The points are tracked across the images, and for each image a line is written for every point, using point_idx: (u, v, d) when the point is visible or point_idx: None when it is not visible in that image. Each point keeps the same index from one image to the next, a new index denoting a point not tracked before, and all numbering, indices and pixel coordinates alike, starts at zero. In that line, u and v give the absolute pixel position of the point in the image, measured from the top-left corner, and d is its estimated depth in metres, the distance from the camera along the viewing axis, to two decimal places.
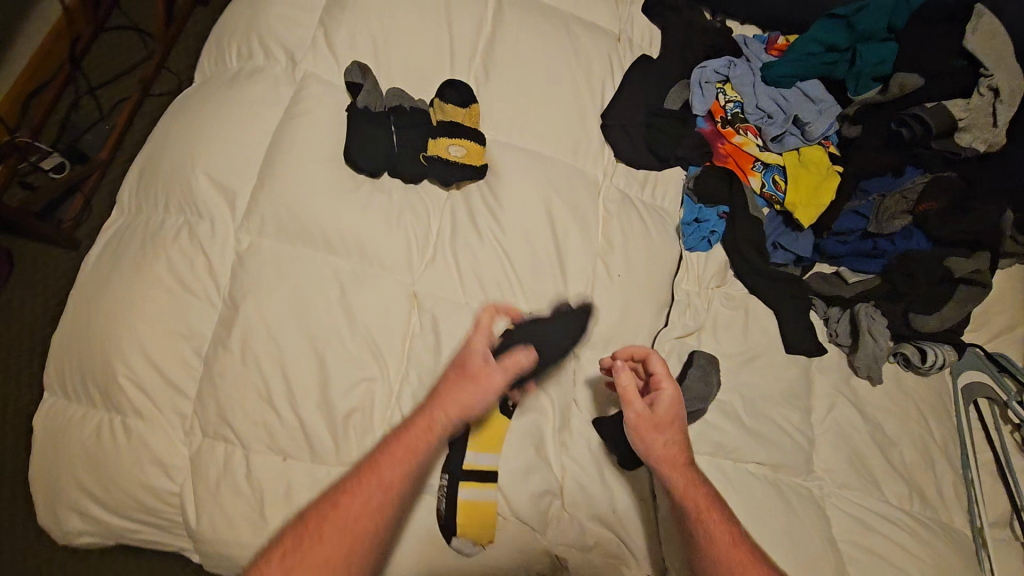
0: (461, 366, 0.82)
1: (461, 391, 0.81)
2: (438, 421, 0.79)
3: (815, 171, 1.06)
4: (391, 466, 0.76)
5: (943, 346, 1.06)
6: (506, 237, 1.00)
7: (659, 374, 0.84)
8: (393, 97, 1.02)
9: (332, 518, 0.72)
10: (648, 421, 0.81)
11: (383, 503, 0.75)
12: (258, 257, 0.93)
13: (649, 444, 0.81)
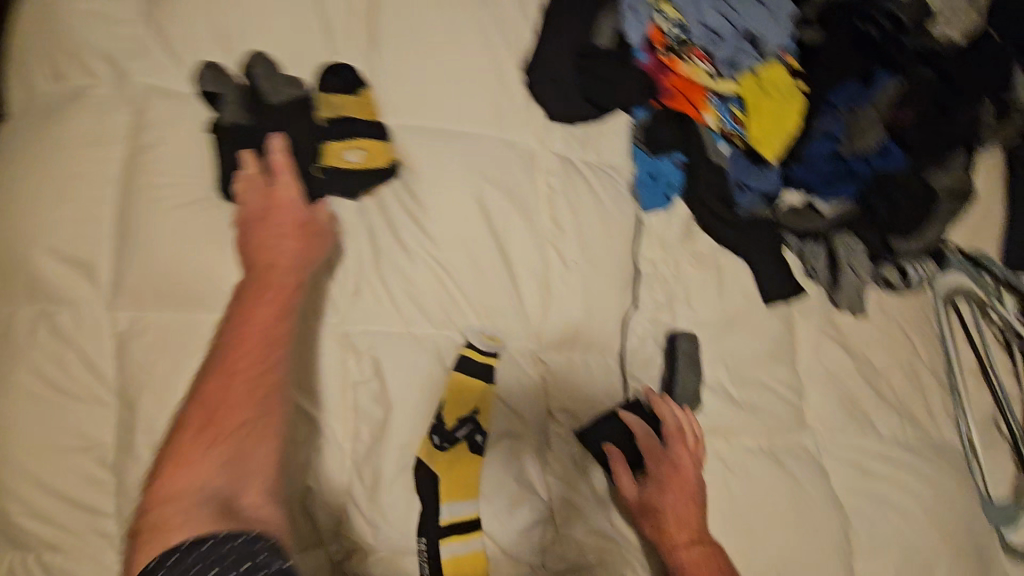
0: (278, 178, 0.78)
1: (285, 206, 0.76)
2: (277, 268, 0.73)
3: (776, 95, 0.93)
4: (246, 328, 0.69)
5: (922, 262, 1.00)
6: (438, 247, 0.84)
7: (652, 452, 0.83)
8: (268, 91, 0.82)
9: (202, 407, 0.65)
10: (640, 505, 0.81)
11: (262, 389, 0.68)
12: (143, 337, 0.76)
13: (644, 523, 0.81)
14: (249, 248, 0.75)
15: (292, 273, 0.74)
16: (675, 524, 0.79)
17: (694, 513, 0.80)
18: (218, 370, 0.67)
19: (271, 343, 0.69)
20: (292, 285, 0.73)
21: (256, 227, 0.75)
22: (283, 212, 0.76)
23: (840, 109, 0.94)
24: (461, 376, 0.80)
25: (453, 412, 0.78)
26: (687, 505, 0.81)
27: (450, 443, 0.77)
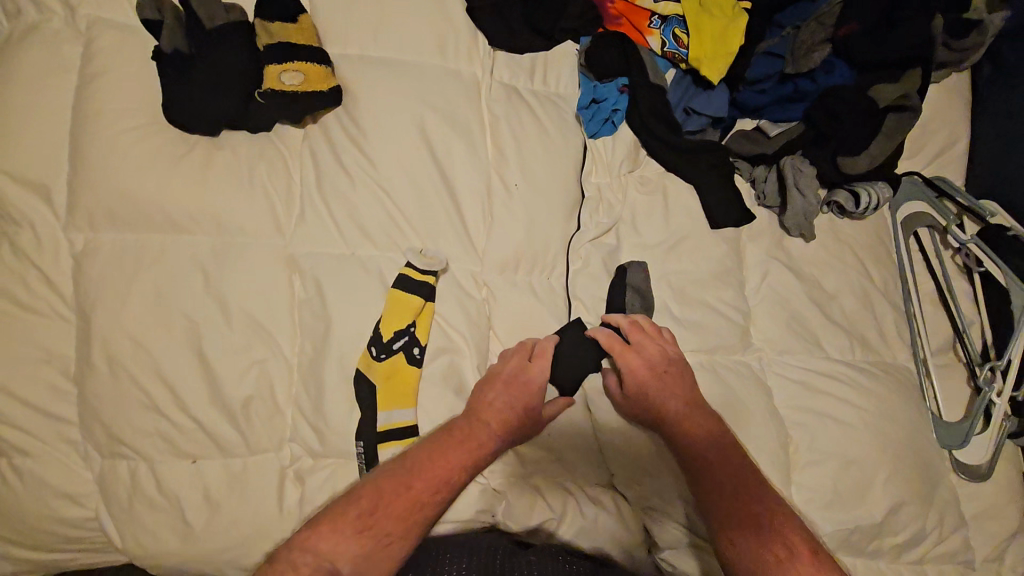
0: (539, 354, 0.82)
1: (523, 386, 0.80)
2: (485, 421, 0.77)
3: (720, 15, 0.91)
4: (446, 456, 0.72)
5: (878, 185, 0.98)
6: (380, 170, 0.87)
7: (622, 349, 0.84)
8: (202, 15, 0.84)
9: (398, 497, 0.68)
10: (626, 399, 0.83)
11: (432, 499, 0.70)
12: (99, 257, 0.80)
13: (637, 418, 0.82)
14: (481, 396, 0.79)
15: (495, 433, 0.76)
16: (665, 408, 0.80)
17: (680, 383, 0.82)
18: (418, 460, 0.71)
19: (471, 469, 0.73)
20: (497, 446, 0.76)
21: (484, 387, 0.80)
22: (523, 374, 0.81)
23: (784, 27, 0.94)
24: (396, 291, 0.82)
25: (389, 324, 0.81)
26: (671, 390, 0.81)
27: (388, 354, 0.80)
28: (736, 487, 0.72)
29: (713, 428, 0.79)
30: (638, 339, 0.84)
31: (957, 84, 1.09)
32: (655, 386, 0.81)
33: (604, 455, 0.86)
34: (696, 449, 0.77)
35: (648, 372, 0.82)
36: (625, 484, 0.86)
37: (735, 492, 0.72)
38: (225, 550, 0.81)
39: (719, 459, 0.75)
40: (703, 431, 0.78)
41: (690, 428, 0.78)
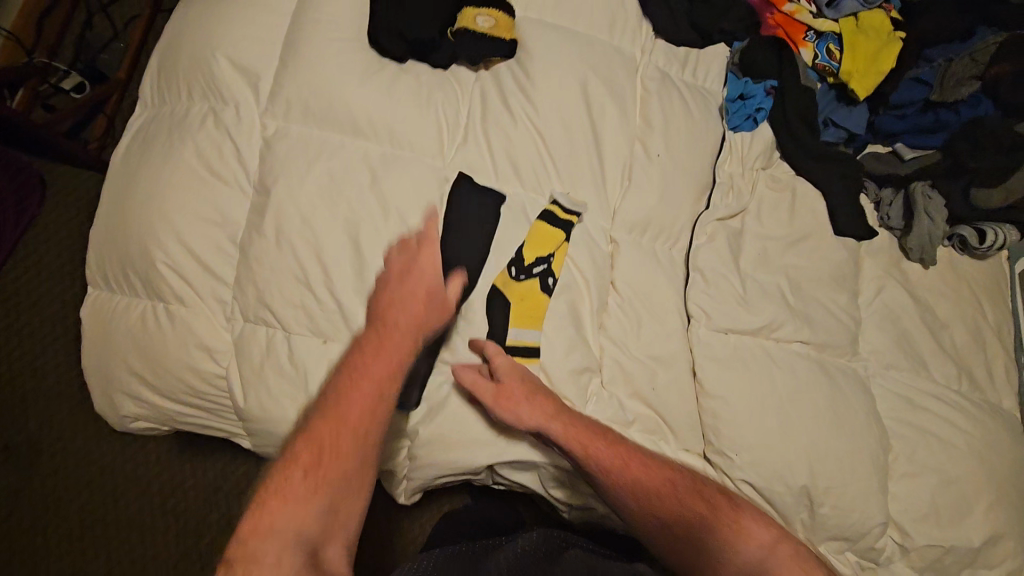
0: (426, 240, 0.78)
1: (426, 266, 0.77)
2: (390, 320, 0.73)
3: (875, 38, 0.98)
4: (366, 369, 0.68)
5: (1005, 227, 0.99)
6: (541, 118, 0.95)
7: (504, 366, 0.80)
8: None
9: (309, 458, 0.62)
10: (495, 396, 0.79)
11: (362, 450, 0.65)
12: (287, 141, 0.90)
13: (513, 422, 0.78)
14: (388, 264, 0.78)
15: (408, 323, 0.73)
16: (542, 403, 0.79)
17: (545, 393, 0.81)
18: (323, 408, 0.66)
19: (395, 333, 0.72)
20: (415, 325, 0.74)
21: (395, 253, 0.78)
22: (425, 271, 0.77)
23: (934, 59, 0.98)
24: (544, 224, 0.89)
25: (532, 250, 0.87)
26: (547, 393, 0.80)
27: (525, 276, 0.86)
28: (637, 470, 0.76)
29: (598, 426, 0.80)
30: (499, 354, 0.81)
31: None
32: (526, 407, 0.79)
33: (702, 422, 0.87)
34: (596, 446, 0.77)
35: (518, 368, 0.81)
36: (719, 456, 0.85)
37: (641, 473, 0.76)
38: None
39: (616, 451, 0.77)
40: (624, 464, 0.76)
41: (580, 429, 0.78)
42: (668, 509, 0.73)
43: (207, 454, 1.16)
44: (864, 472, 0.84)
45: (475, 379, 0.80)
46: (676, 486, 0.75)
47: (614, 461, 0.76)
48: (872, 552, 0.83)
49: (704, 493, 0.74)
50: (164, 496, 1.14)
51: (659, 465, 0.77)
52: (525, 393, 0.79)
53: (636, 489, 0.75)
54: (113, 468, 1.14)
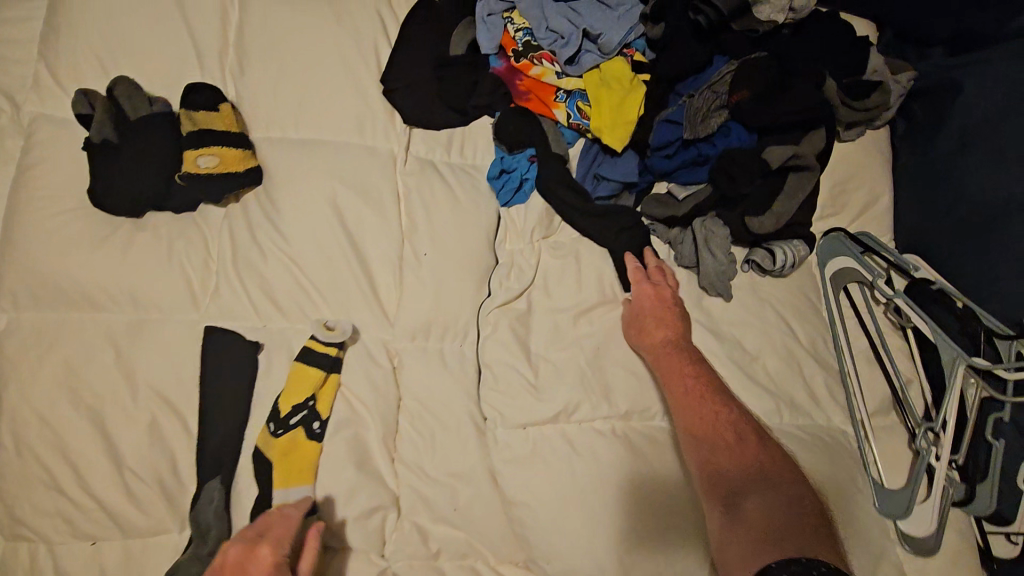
0: (271, 533, 0.68)
1: (257, 567, 0.63)
2: None
3: (618, 88, 0.95)
4: None
5: (793, 243, 0.98)
6: (293, 246, 0.90)
7: (645, 286, 0.93)
8: (126, 104, 0.90)
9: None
10: (636, 322, 0.91)
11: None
12: (16, 334, 0.83)
13: (639, 343, 0.90)
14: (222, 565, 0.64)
15: None
16: (653, 323, 0.90)
17: (672, 314, 0.91)
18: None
19: None
20: None
21: (242, 561, 0.64)
22: (258, 548, 0.65)
23: (683, 95, 0.97)
24: (300, 364, 0.83)
25: (288, 399, 0.82)
26: (651, 314, 0.91)
27: (284, 429, 0.80)
28: (698, 402, 0.83)
29: (692, 354, 0.89)
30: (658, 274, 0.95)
31: (876, 142, 1.09)
32: (656, 314, 0.91)
33: (514, 530, 0.83)
34: (682, 371, 0.86)
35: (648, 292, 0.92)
36: (535, 564, 0.82)
37: (704, 406, 0.83)
38: None
39: (691, 384, 0.85)
40: (693, 380, 0.86)
41: (665, 354, 0.88)
42: (711, 443, 0.80)
43: None
44: (681, 544, 0.82)
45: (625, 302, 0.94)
46: (727, 426, 0.81)
47: (684, 390, 0.85)
48: None
49: (749, 440, 0.79)
50: None
51: (723, 400, 0.84)
52: (646, 305, 0.91)
53: (686, 414, 0.83)
54: None
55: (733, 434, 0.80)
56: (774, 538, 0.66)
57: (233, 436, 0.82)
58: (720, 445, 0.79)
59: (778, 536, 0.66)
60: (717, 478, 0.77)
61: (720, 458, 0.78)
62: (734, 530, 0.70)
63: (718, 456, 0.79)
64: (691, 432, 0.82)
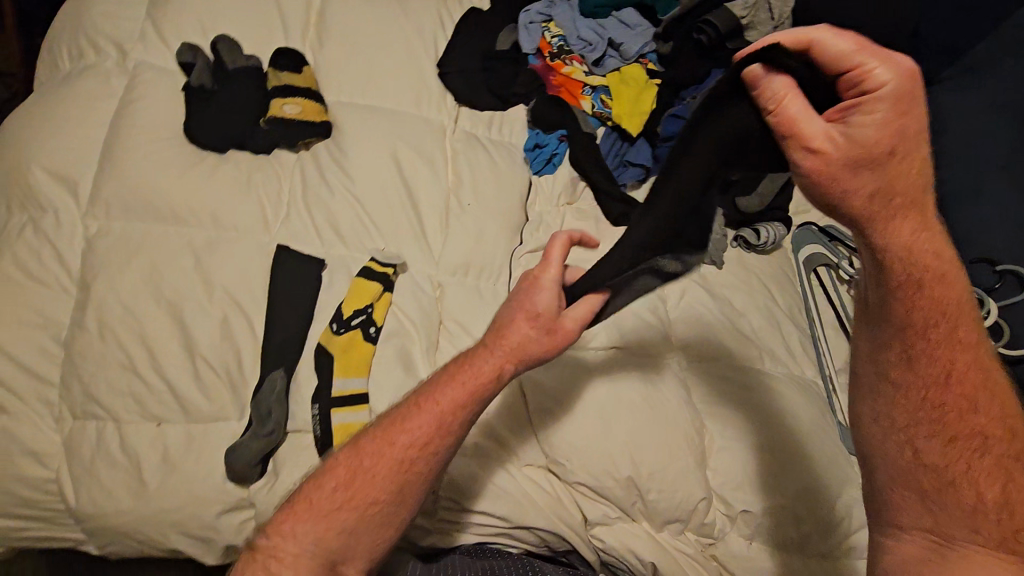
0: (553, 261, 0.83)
1: (536, 293, 0.81)
2: (477, 358, 0.80)
3: (635, 85, 1.16)
4: (425, 408, 0.76)
5: (774, 225, 1.18)
6: (357, 188, 1.05)
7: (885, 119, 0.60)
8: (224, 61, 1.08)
9: (381, 453, 0.74)
10: (861, 159, 0.61)
11: (399, 486, 0.73)
12: (108, 238, 0.94)
13: (856, 203, 0.64)
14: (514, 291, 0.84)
15: (495, 364, 0.78)
16: (899, 171, 0.63)
17: (915, 154, 0.63)
18: (403, 415, 0.76)
19: (452, 417, 0.76)
20: (491, 373, 0.78)
21: (523, 298, 0.82)
22: (546, 272, 0.82)
23: (686, 98, 1.18)
24: (363, 279, 0.96)
25: (351, 304, 0.94)
26: (894, 164, 0.62)
27: (347, 329, 0.93)
28: (963, 377, 0.66)
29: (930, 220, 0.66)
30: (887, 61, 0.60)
31: None
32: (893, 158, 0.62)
33: (537, 437, 0.94)
34: (933, 290, 0.66)
35: (896, 113, 0.60)
36: (555, 464, 0.93)
37: (945, 354, 0.67)
38: (172, 510, 0.85)
39: (952, 313, 0.67)
40: (930, 295, 0.66)
41: (912, 265, 0.66)
42: (932, 418, 0.66)
43: None
44: (680, 456, 0.93)
45: (830, 128, 0.62)
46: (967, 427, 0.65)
47: (930, 332, 0.66)
48: (705, 527, 0.93)
49: (1001, 432, 0.65)
50: None
51: (972, 350, 0.67)
52: (883, 137, 0.61)
53: (913, 365, 0.68)
54: None
55: (983, 433, 0.64)
56: (943, 534, 0.63)
57: (297, 336, 0.93)
58: (979, 441, 0.64)
59: (961, 519, 0.62)
60: (927, 448, 0.66)
61: (940, 431, 0.66)
62: (907, 502, 0.67)
63: (927, 432, 0.66)
64: (899, 379, 0.69)
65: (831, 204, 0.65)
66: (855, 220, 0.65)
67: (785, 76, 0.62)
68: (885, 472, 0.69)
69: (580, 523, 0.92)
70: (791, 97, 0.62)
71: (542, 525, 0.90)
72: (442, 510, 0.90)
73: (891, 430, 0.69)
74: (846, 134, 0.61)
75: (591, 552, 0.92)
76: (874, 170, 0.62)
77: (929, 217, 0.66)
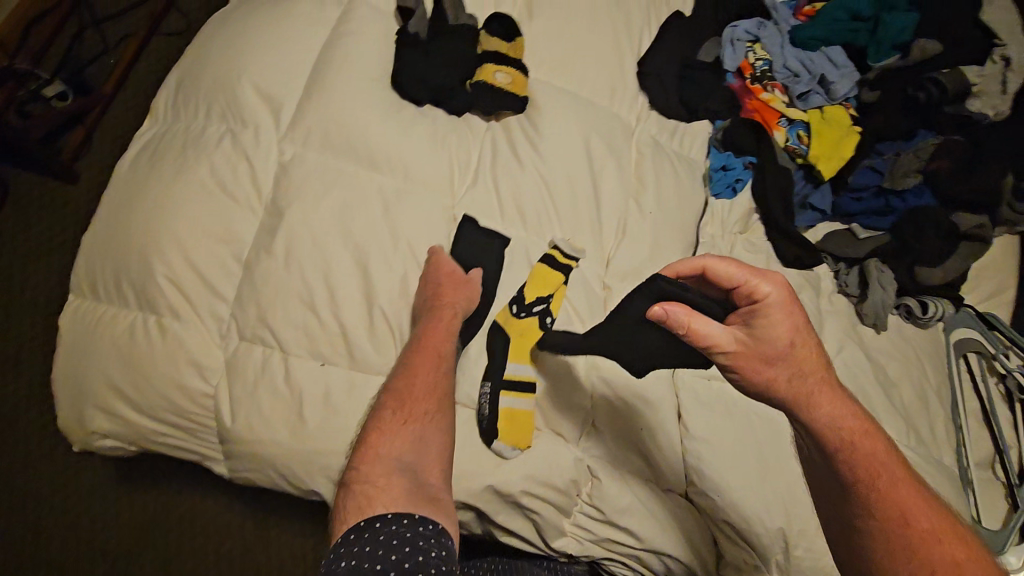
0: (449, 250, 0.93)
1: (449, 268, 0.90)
2: (437, 318, 0.86)
3: (837, 128, 1.13)
4: (411, 385, 0.79)
5: (942, 301, 1.12)
6: (547, 169, 1.02)
7: (739, 339, 0.68)
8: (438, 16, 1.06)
9: (423, 384, 0.80)
10: (752, 359, 0.68)
11: (437, 408, 0.80)
12: (303, 168, 0.92)
13: (764, 386, 0.69)
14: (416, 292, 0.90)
15: (449, 321, 0.87)
16: (778, 366, 0.68)
17: (800, 338, 0.69)
18: (400, 399, 0.79)
19: (432, 386, 0.80)
20: (440, 341, 0.84)
21: (434, 270, 0.90)
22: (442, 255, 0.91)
23: (883, 153, 1.14)
24: (544, 266, 0.95)
25: (533, 290, 0.92)
26: (799, 354, 0.68)
27: (526, 314, 0.92)
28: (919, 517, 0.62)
29: (833, 379, 0.71)
30: (762, 288, 0.69)
31: (1011, 242, 1.27)
32: (771, 343, 0.68)
33: (687, 468, 0.90)
34: (866, 447, 0.66)
35: (785, 319, 0.68)
36: (698, 498, 0.89)
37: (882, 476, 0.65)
38: (324, 453, 0.84)
39: (860, 451, 0.66)
40: (868, 443, 0.67)
41: (836, 432, 0.67)
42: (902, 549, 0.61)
43: (191, 479, 1.24)
44: None
45: (734, 332, 0.69)
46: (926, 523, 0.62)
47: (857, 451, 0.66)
48: None
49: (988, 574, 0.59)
50: (160, 521, 1.22)
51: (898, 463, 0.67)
52: (779, 338, 0.68)
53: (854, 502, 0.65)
54: (105, 510, 1.21)
55: (941, 518, 0.63)
56: None
57: (468, 307, 0.91)
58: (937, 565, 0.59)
59: None
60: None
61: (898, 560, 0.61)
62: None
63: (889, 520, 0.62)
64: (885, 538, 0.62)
65: (762, 394, 0.69)
66: (777, 401, 0.69)
67: (687, 309, 0.68)
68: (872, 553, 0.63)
69: (712, 560, 0.89)
70: (697, 319, 0.68)
71: (677, 553, 0.87)
72: (579, 513, 0.88)
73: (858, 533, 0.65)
74: (746, 336, 0.68)
75: None
76: (758, 366, 0.68)
77: (799, 390, 0.68)
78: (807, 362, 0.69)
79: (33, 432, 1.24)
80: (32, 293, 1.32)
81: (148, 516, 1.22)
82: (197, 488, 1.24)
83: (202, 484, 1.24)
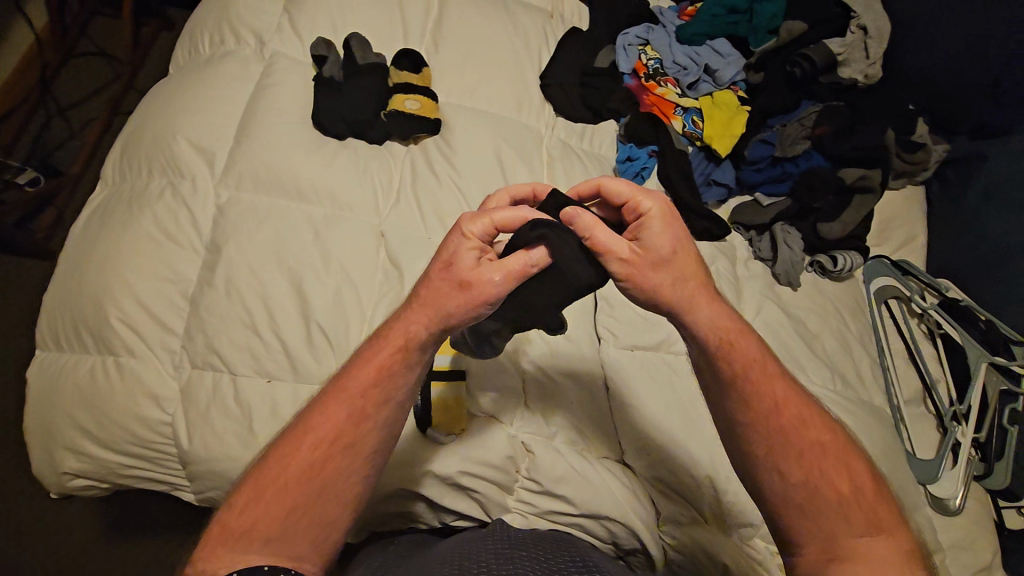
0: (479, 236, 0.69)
1: (445, 266, 0.68)
2: (401, 327, 0.70)
3: (726, 110, 1.24)
4: (288, 461, 0.66)
5: (851, 253, 1.20)
6: (462, 180, 1.12)
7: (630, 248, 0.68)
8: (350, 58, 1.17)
9: (278, 485, 0.65)
10: (642, 265, 0.67)
11: (305, 501, 0.65)
12: (237, 208, 1.02)
13: (654, 292, 0.68)
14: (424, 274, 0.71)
15: (424, 325, 0.68)
16: (665, 273, 0.68)
17: (685, 248, 0.69)
18: (268, 475, 0.66)
19: (324, 456, 0.66)
20: (366, 390, 0.68)
21: (437, 263, 0.69)
22: (461, 245, 0.68)
23: (775, 126, 1.24)
24: None
25: None
26: (684, 261, 0.68)
27: None
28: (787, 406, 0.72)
29: (715, 291, 0.72)
30: (646, 200, 0.69)
31: (915, 192, 1.35)
32: (659, 249, 0.67)
33: (617, 437, 0.98)
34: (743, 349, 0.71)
35: (670, 228, 0.68)
36: (630, 459, 0.97)
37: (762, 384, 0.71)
38: None
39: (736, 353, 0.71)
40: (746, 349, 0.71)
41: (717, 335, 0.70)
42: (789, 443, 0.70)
43: (175, 520, 1.30)
44: None
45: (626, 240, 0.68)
46: (817, 446, 0.70)
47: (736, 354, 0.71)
48: None
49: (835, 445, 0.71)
50: (149, 564, 1.28)
51: (791, 389, 0.73)
52: (665, 245, 0.67)
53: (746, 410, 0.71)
54: (94, 559, 1.27)
55: (810, 418, 0.72)
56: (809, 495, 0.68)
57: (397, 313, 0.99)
58: (809, 449, 0.70)
59: (834, 465, 0.70)
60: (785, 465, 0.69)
61: (781, 447, 0.70)
62: (782, 467, 0.69)
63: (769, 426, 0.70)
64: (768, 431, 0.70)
65: (651, 304, 0.69)
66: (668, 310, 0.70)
67: (587, 215, 0.67)
68: (761, 456, 0.70)
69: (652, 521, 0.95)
70: (594, 226, 0.67)
71: (616, 516, 0.91)
72: (522, 489, 0.94)
73: (768, 463, 0.70)
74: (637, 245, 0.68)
75: (659, 547, 0.94)
76: (648, 272, 0.67)
77: (687, 297, 0.69)
78: (692, 274, 0.70)
79: (20, 494, 1.30)
80: (11, 363, 1.40)
81: (137, 560, 1.28)
82: (182, 528, 1.30)
83: (187, 523, 1.30)
